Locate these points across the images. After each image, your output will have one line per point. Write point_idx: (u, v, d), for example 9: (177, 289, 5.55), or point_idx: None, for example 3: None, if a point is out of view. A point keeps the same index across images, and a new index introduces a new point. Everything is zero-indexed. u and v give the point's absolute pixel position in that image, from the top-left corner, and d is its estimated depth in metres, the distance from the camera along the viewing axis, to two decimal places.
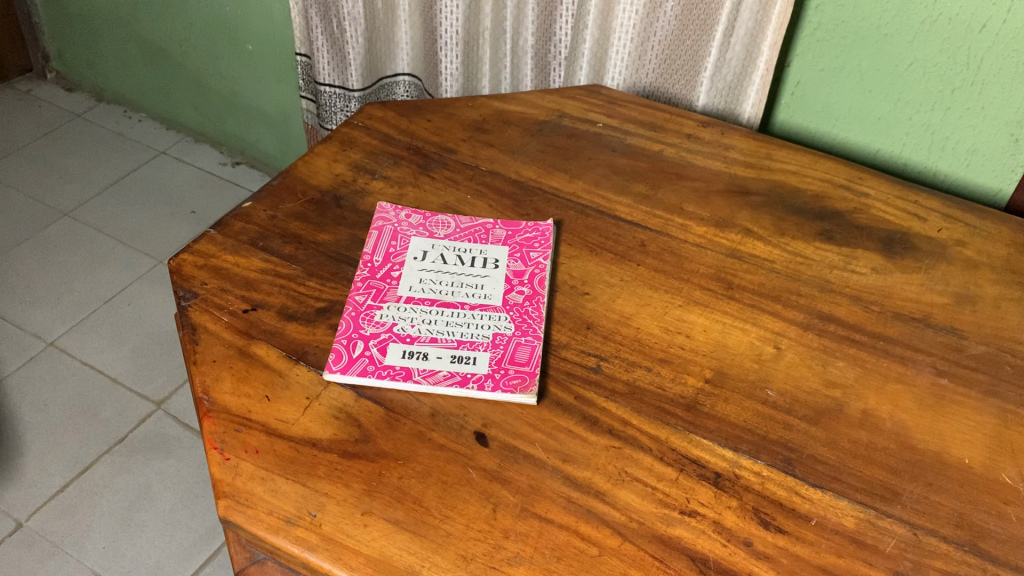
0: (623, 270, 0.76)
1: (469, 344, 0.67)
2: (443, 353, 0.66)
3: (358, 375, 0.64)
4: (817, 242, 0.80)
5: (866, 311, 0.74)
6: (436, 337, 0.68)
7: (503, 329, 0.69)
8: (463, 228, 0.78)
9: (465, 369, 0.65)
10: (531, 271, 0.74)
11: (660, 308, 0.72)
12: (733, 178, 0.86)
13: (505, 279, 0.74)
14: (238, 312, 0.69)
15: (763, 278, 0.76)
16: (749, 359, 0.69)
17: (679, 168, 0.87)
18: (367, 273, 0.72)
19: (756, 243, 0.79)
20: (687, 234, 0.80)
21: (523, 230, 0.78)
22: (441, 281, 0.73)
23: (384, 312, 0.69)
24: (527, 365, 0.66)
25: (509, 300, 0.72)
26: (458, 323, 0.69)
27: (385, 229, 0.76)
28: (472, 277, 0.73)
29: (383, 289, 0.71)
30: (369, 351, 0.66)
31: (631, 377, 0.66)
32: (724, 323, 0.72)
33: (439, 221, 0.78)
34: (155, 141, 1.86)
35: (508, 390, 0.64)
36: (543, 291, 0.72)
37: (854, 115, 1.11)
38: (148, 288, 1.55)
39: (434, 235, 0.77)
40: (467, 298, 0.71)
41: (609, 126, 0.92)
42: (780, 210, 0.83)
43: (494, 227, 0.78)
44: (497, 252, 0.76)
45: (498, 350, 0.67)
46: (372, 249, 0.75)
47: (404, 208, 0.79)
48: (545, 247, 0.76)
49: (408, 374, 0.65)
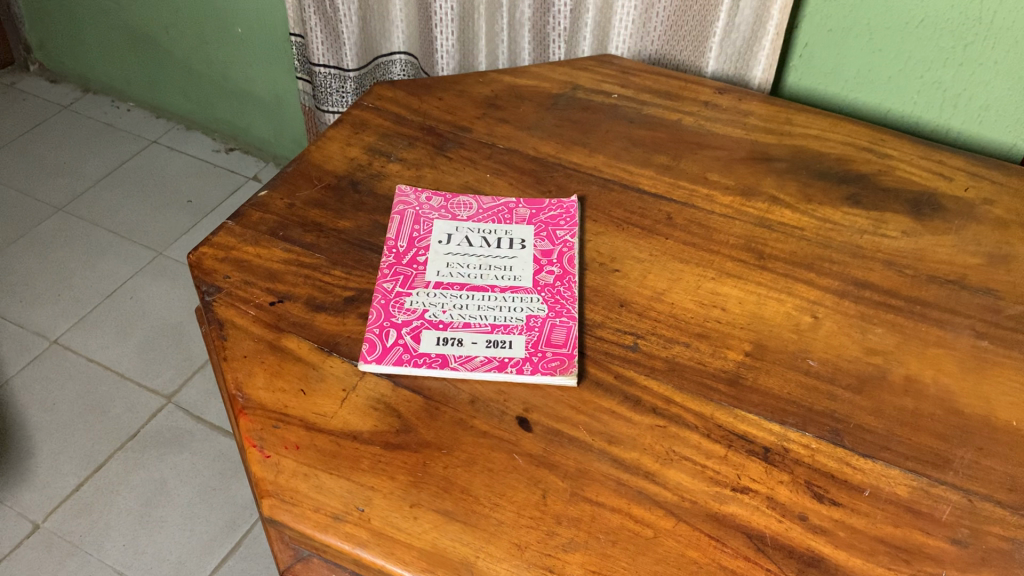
0: (651, 244, 0.74)
1: (503, 327, 0.66)
2: (479, 338, 0.65)
3: (393, 365, 0.63)
4: (844, 208, 0.79)
5: (901, 275, 0.73)
6: (470, 321, 0.66)
7: (537, 311, 0.67)
8: (486, 209, 0.76)
9: (502, 354, 0.64)
10: (560, 250, 0.73)
11: (693, 282, 0.71)
12: (754, 145, 0.84)
13: (534, 258, 0.72)
14: (265, 305, 0.67)
15: (795, 245, 0.75)
16: (787, 330, 0.68)
17: (699, 137, 0.85)
18: (393, 260, 0.70)
19: (785, 211, 0.78)
20: (713, 205, 0.78)
21: (547, 208, 0.76)
22: (468, 263, 0.71)
23: (414, 299, 0.67)
24: (565, 347, 0.65)
25: (539, 280, 0.70)
26: (491, 306, 0.67)
27: (407, 214, 0.75)
28: (499, 258, 0.72)
29: (410, 275, 0.69)
30: (402, 340, 0.64)
31: (669, 354, 0.65)
32: (759, 294, 0.71)
33: (461, 202, 0.76)
34: (146, 131, 1.83)
35: (548, 374, 0.63)
36: (573, 270, 0.71)
37: (863, 75, 1.10)
38: (150, 281, 1.53)
39: (458, 217, 0.75)
40: (496, 281, 0.70)
41: (624, 97, 0.90)
42: (805, 175, 0.81)
43: (517, 206, 0.76)
44: (523, 232, 0.74)
45: (534, 332, 0.65)
46: (396, 234, 0.73)
47: (424, 190, 0.77)
48: (572, 225, 0.75)
49: (445, 361, 0.63)
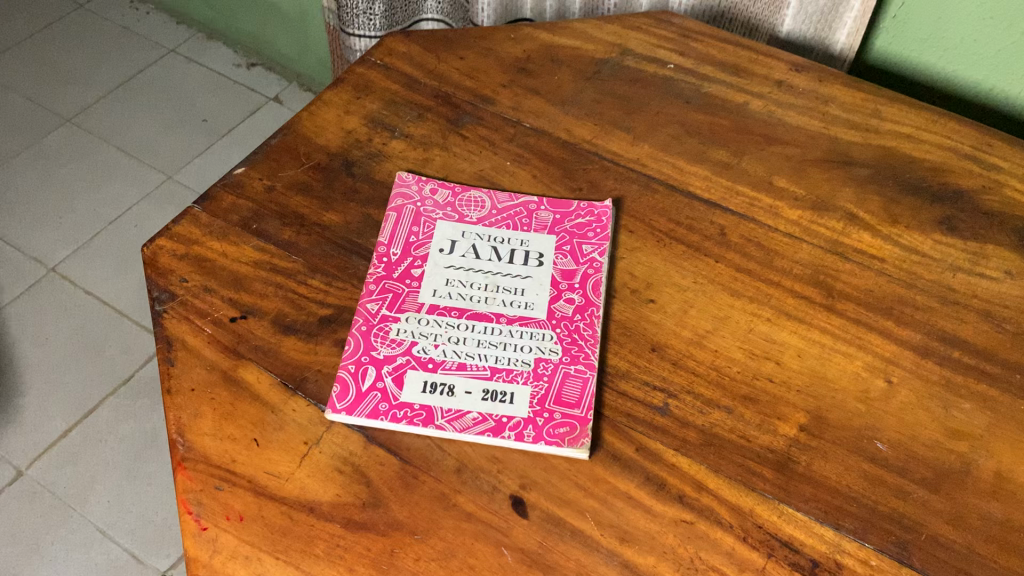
0: (697, 268, 0.62)
1: (505, 374, 0.54)
2: (473, 387, 0.53)
3: (366, 417, 0.52)
4: (937, 235, 0.65)
5: (999, 332, 0.60)
6: (465, 363, 0.54)
7: (548, 354, 0.55)
8: (501, 210, 0.64)
9: (500, 412, 0.52)
10: (584, 271, 0.60)
11: (743, 324, 0.59)
12: (834, 143, 0.70)
13: (552, 280, 0.60)
14: (224, 321, 0.56)
15: (872, 282, 0.62)
16: (852, 397, 0.56)
17: (767, 128, 0.71)
18: (382, 272, 0.59)
19: (863, 234, 0.64)
20: (776, 220, 0.65)
21: (574, 214, 0.63)
22: (472, 282, 0.59)
23: (401, 329, 0.56)
24: (578, 408, 0.53)
25: (555, 311, 0.58)
26: (492, 344, 0.56)
27: (405, 212, 0.63)
28: (510, 277, 0.59)
29: (401, 295, 0.58)
30: (381, 384, 0.53)
31: (706, 423, 0.54)
32: (823, 346, 0.58)
33: (472, 199, 0.64)
34: (164, 38, 1.70)
35: (553, 444, 0.51)
36: (598, 300, 0.59)
37: (966, 46, 0.93)
38: (157, 208, 1.43)
39: (466, 219, 0.63)
40: (504, 309, 0.58)
41: (682, 69, 0.75)
42: (891, 188, 0.67)
43: (538, 209, 0.64)
44: (541, 245, 0.62)
45: (541, 384, 0.54)
46: (389, 238, 0.61)
47: (429, 180, 0.65)
48: (602, 238, 0.62)
49: (430, 417, 0.52)
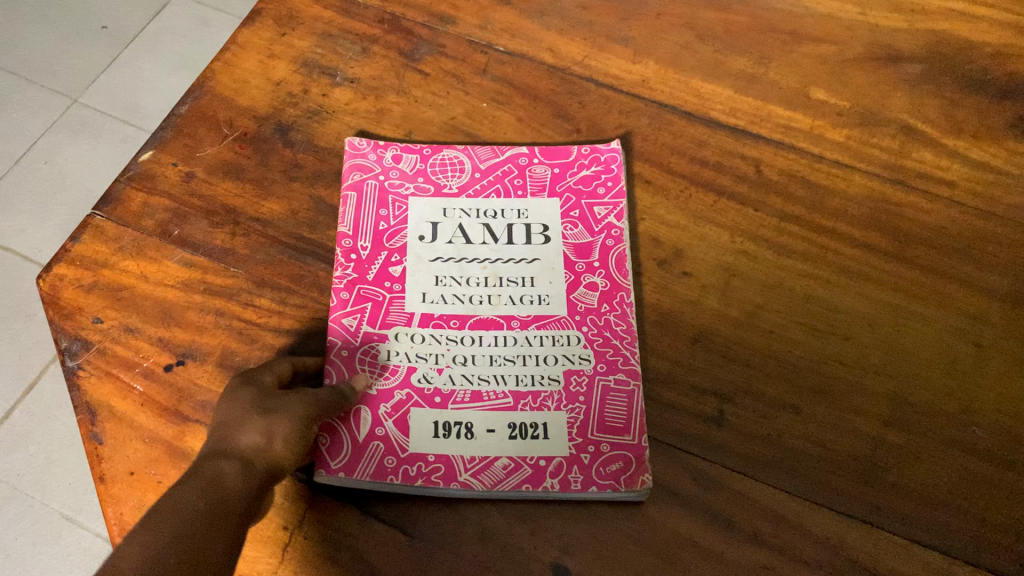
0: (734, 221, 0.50)
1: (532, 400, 0.43)
2: (496, 424, 0.43)
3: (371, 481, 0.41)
4: (1011, 143, 0.53)
5: None
6: (480, 391, 0.44)
7: (579, 364, 0.45)
8: (486, 172, 0.51)
9: (535, 452, 0.42)
10: (602, 242, 0.48)
11: (798, 292, 0.48)
12: (875, 33, 0.57)
13: (566, 261, 0.48)
14: (157, 371, 0.44)
15: (943, 216, 0.51)
16: (939, 372, 0.46)
17: (792, 22, 0.58)
18: (353, 274, 0.46)
19: (925, 152, 0.53)
20: (819, 145, 0.53)
21: (575, 166, 0.51)
22: (469, 277, 0.47)
23: (391, 352, 0.44)
24: (628, 434, 0.43)
25: (577, 303, 0.46)
26: (507, 359, 0.45)
27: (368, 188, 0.49)
28: (514, 263, 0.48)
29: (382, 305, 0.46)
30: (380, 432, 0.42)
31: (771, 431, 0.44)
32: (895, 308, 0.48)
33: (447, 162, 0.51)
34: None
35: (607, 488, 0.41)
36: (625, 281, 0.47)
37: None
38: (68, 139, 1.26)
39: (445, 190, 0.50)
40: (515, 308, 0.46)
41: None
42: (950, 87, 0.55)
43: (533, 164, 0.51)
44: (544, 214, 0.49)
45: (578, 408, 0.43)
46: (354, 228, 0.48)
47: (388, 143, 0.51)
48: (616, 195, 0.50)
49: (451, 471, 0.41)
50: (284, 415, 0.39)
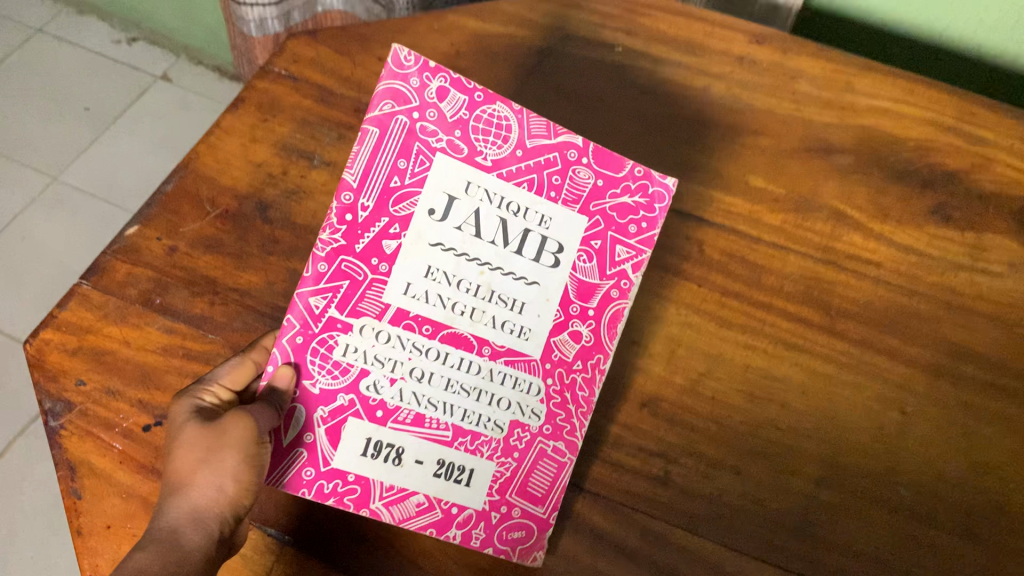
0: (680, 296, 0.54)
1: (468, 441, 0.45)
2: (426, 457, 0.44)
3: (284, 486, 0.43)
4: (932, 228, 0.58)
5: (1015, 338, 0.54)
6: (422, 417, 0.44)
7: (527, 419, 0.45)
8: (525, 155, 0.44)
9: (449, 498, 0.45)
10: (606, 290, 0.46)
11: (739, 362, 0.52)
12: (809, 128, 0.63)
13: (563, 296, 0.45)
14: (137, 432, 0.47)
15: (872, 293, 0.55)
16: (867, 436, 0.50)
17: (735, 118, 0.63)
18: (342, 241, 0.42)
19: (854, 235, 0.58)
20: (759, 229, 0.58)
21: (618, 186, 0.46)
22: (460, 279, 0.43)
23: (348, 347, 0.43)
24: (541, 507, 0.46)
25: (553, 349, 0.46)
26: (462, 390, 0.44)
27: (394, 129, 0.42)
28: (513, 279, 0.44)
29: (357, 289, 0.42)
30: (312, 437, 0.43)
31: (712, 490, 0.48)
32: (830, 377, 0.52)
33: (491, 123, 0.44)
34: (22, 13, 1.48)
35: (503, 552, 0.46)
36: (608, 344, 0.47)
37: None
38: (43, 215, 1.30)
39: (476, 159, 0.44)
40: (490, 330, 0.44)
41: (632, 51, 0.66)
42: (878, 177, 0.61)
43: (579, 165, 0.45)
44: (566, 232, 0.45)
45: (508, 464, 0.46)
46: (361, 179, 0.42)
47: (439, 70, 0.43)
48: (643, 242, 0.47)
49: (364, 497, 0.44)
50: (234, 428, 0.41)
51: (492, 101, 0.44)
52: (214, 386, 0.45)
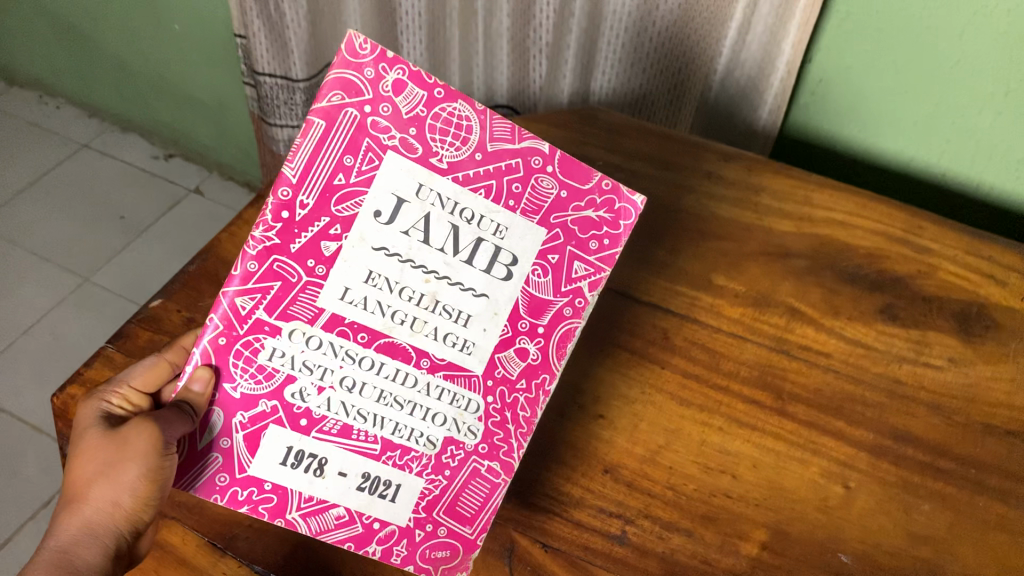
0: (644, 376, 0.60)
1: (398, 456, 0.46)
2: (350, 470, 0.45)
3: (196, 489, 0.44)
4: (879, 324, 0.64)
5: (951, 425, 0.59)
6: (349, 429, 0.44)
7: (462, 436, 0.46)
8: (485, 160, 0.43)
9: (372, 513, 0.46)
10: (558, 308, 0.46)
11: (695, 436, 0.57)
12: (769, 235, 0.70)
13: (513, 312, 0.45)
14: None
15: (821, 380, 0.60)
16: (811, 507, 0.54)
17: (701, 223, 0.70)
18: (275, 240, 0.41)
19: (807, 329, 0.63)
20: (719, 320, 0.64)
21: (583, 202, 0.45)
22: (403, 286, 0.42)
23: (275, 352, 0.43)
24: (469, 527, 0.48)
25: (498, 366, 0.46)
26: (396, 403, 0.45)
27: (343, 120, 0.40)
28: (460, 290, 0.43)
29: (289, 292, 0.42)
30: (229, 442, 0.44)
31: (666, 549, 0.51)
32: (777, 454, 0.56)
33: (451, 122, 0.42)
34: (75, 133, 1.65)
35: (423, 570, 0.48)
36: (555, 366, 0.47)
37: (885, 118, 0.95)
38: (73, 313, 1.37)
39: (432, 160, 0.42)
40: (430, 342, 0.44)
41: (611, 165, 0.73)
42: (830, 278, 0.67)
43: (545, 174, 0.44)
44: (521, 244, 0.44)
45: (437, 482, 0.47)
46: (301, 174, 0.40)
47: (396, 61, 0.40)
48: (604, 259, 0.46)
49: (281, 507, 0.45)
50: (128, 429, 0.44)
51: (455, 96, 0.42)
52: (124, 387, 0.48)
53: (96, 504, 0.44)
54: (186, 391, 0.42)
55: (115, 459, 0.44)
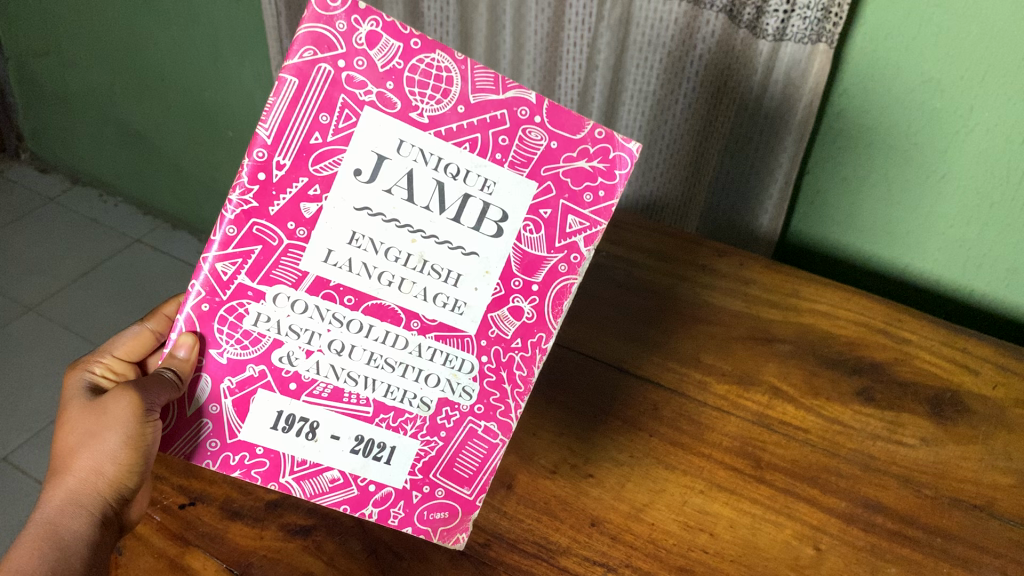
0: (633, 441, 0.65)
1: (391, 418, 0.53)
2: (342, 433, 0.52)
3: (190, 456, 0.51)
4: (856, 405, 0.69)
5: (919, 497, 0.63)
6: (340, 390, 0.52)
7: (458, 398, 0.53)
8: (468, 112, 0.47)
9: (368, 475, 0.54)
10: (553, 265, 0.51)
11: (678, 497, 0.61)
12: (756, 321, 0.76)
13: (505, 271, 0.51)
14: (173, 508, 0.58)
15: (798, 452, 0.65)
16: (783, 565, 0.58)
17: (694, 309, 0.77)
18: (255, 204, 0.47)
19: (787, 406, 0.69)
20: (706, 394, 0.69)
21: (576, 152, 0.49)
22: (391, 248, 0.49)
23: (259, 317, 0.50)
24: (467, 488, 0.55)
25: (492, 325, 0.52)
26: (388, 364, 0.52)
27: (318, 78, 0.46)
28: (448, 248, 0.50)
29: (274, 254, 0.48)
30: (218, 408, 0.51)
31: None
32: (754, 516, 0.61)
33: (430, 75, 0.47)
34: (130, 228, 1.78)
35: (423, 530, 0.55)
36: (551, 325, 0.53)
37: (877, 229, 0.98)
38: None
39: (412, 115, 0.47)
40: (418, 300, 0.50)
41: (613, 255, 0.82)
42: (812, 361, 0.72)
43: (532, 127, 0.48)
44: (508, 199, 0.49)
45: (430, 447, 0.54)
46: (276, 135, 0.46)
47: (368, 13, 0.46)
48: (599, 211, 0.51)
49: (274, 472, 0.53)
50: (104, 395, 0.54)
51: (432, 48, 0.47)
52: (106, 359, 0.59)
53: (81, 471, 0.52)
54: (171, 356, 0.49)
55: (97, 428, 0.52)
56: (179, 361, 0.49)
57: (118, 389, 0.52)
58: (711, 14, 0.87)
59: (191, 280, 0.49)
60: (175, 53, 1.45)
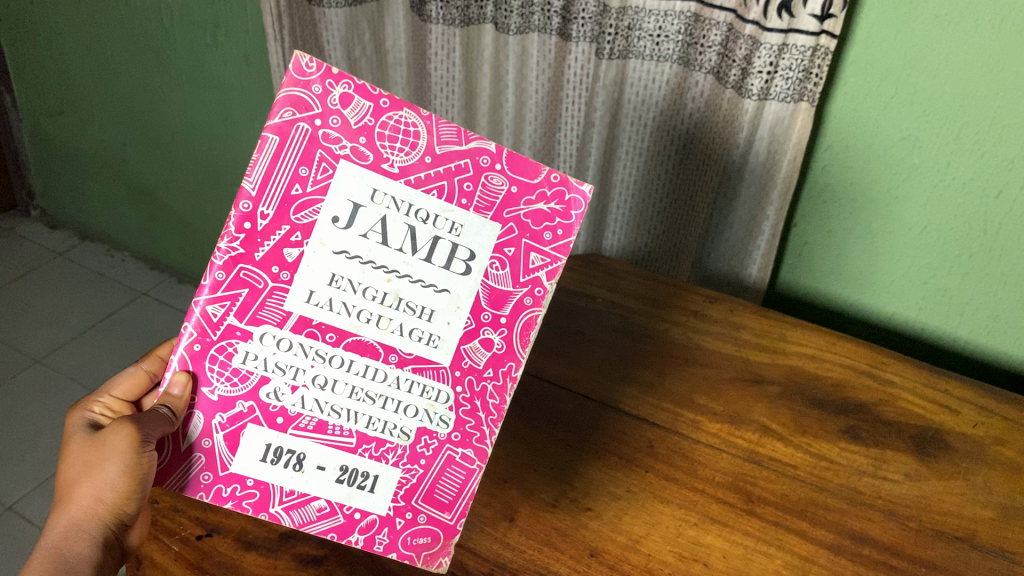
0: (630, 476, 0.68)
1: (373, 446, 0.55)
2: (328, 463, 0.55)
3: (184, 489, 0.54)
4: (842, 442, 0.72)
5: (905, 529, 0.65)
6: (325, 424, 0.55)
7: (435, 426, 0.56)
8: (435, 162, 0.52)
9: (353, 504, 0.56)
10: (519, 298, 0.55)
11: (673, 529, 0.64)
12: (746, 363, 0.79)
13: (474, 306, 0.55)
14: (191, 539, 0.60)
15: (787, 487, 0.68)
16: None
17: (687, 352, 0.80)
18: (241, 250, 0.51)
19: (777, 443, 0.72)
20: (699, 432, 0.72)
21: (536, 196, 0.53)
22: (368, 287, 0.53)
23: (247, 356, 0.53)
24: (448, 513, 0.58)
25: (465, 357, 0.55)
26: (368, 397, 0.55)
27: (297, 136, 0.50)
28: (421, 287, 0.53)
29: (259, 295, 0.52)
30: (210, 442, 0.54)
31: None
32: (745, 546, 0.63)
33: (399, 129, 0.51)
34: (136, 282, 1.82)
35: (406, 555, 0.58)
36: (520, 354, 0.56)
37: (864, 279, 1.02)
38: None
39: (383, 165, 0.51)
40: (395, 337, 0.54)
41: (609, 301, 0.86)
42: (800, 401, 0.76)
43: (494, 174, 0.53)
44: (475, 240, 0.53)
45: (412, 475, 0.57)
46: (259, 188, 0.50)
47: (341, 77, 0.50)
48: (558, 248, 0.55)
49: (264, 502, 0.55)
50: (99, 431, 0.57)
51: (401, 106, 0.51)
52: (105, 398, 0.62)
53: (82, 500, 0.54)
54: (167, 395, 0.52)
55: (96, 460, 0.54)
56: (174, 399, 0.52)
57: (116, 422, 0.54)
58: (701, 76, 0.93)
59: (184, 322, 0.52)
60: (186, 112, 1.50)
